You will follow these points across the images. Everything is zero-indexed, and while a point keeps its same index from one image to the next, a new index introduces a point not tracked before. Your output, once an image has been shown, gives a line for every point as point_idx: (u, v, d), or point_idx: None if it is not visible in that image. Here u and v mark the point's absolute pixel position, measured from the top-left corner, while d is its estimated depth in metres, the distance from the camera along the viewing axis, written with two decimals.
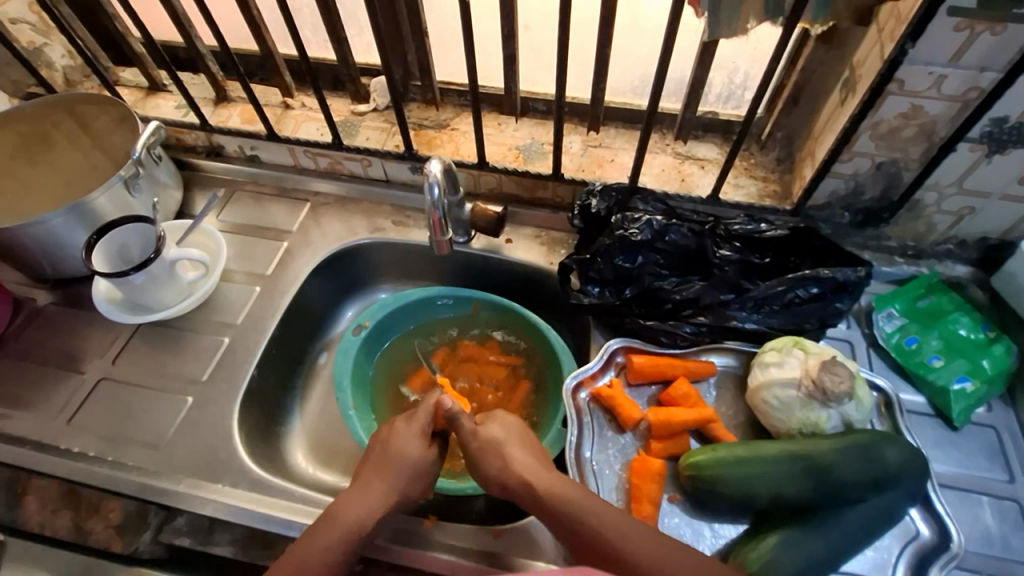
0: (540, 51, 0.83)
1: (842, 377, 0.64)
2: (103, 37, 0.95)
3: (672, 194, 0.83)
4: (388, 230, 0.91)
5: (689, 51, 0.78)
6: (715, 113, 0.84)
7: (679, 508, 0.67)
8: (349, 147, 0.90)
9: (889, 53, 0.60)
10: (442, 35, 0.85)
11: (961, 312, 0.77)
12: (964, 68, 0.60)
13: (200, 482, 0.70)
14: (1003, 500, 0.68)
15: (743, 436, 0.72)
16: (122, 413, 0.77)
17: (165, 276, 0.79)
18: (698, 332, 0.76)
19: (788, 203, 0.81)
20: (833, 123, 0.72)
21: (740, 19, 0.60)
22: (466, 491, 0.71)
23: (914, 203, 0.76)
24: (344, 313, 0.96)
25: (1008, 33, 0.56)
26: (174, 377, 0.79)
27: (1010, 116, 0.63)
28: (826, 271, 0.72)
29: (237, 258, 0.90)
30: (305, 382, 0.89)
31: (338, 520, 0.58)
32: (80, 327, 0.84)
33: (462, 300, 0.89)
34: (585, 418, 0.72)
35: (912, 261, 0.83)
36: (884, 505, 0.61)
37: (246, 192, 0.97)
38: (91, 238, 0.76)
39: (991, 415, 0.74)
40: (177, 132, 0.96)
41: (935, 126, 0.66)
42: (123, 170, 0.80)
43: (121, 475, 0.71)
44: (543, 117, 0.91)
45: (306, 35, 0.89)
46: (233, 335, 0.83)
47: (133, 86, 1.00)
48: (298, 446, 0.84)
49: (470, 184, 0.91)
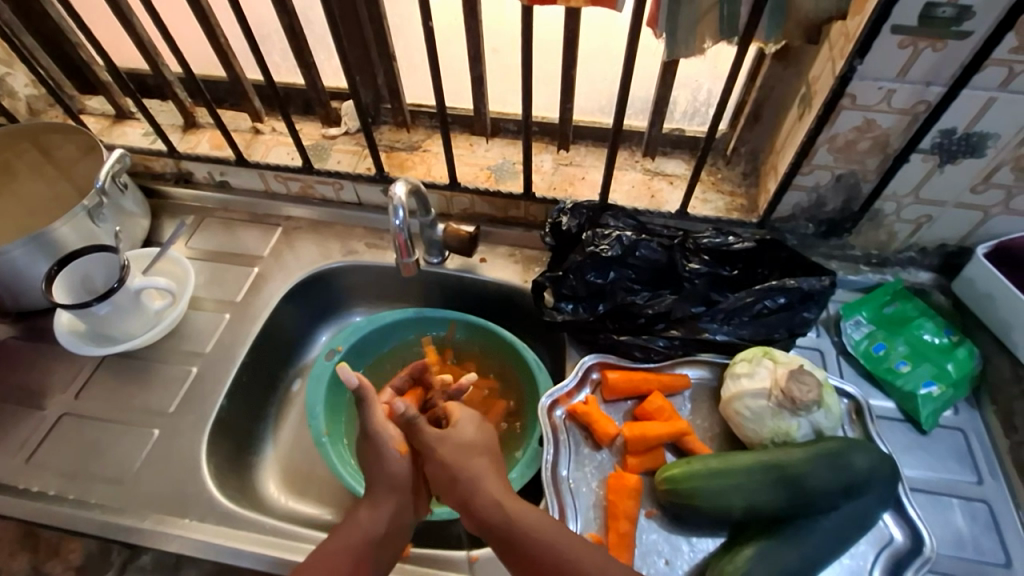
0: (507, 73, 0.84)
1: (809, 386, 0.65)
2: (69, 67, 0.95)
3: (642, 210, 0.84)
4: (361, 253, 0.91)
5: (650, 73, 0.80)
6: (681, 130, 0.86)
7: (657, 523, 0.67)
8: (319, 170, 0.90)
9: (840, 69, 0.63)
10: (410, 58, 0.86)
11: (925, 318, 0.79)
12: (911, 82, 0.63)
13: (166, 517, 0.68)
14: (973, 501, 0.69)
15: (719, 448, 0.72)
16: (85, 449, 0.74)
17: (130, 305, 0.77)
18: (671, 346, 0.76)
19: (754, 215, 0.83)
20: (793, 137, 0.74)
21: (696, 39, 0.62)
22: (441, 516, 0.70)
23: (874, 213, 0.78)
24: (318, 337, 0.95)
25: (949, 49, 0.59)
26: (140, 410, 0.77)
27: (958, 127, 0.65)
28: (792, 281, 0.73)
29: (206, 285, 0.89)
30: (279, 409, 0.88)
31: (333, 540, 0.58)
32: (42, 361, 0.82)
33: (436, 322, 0.89)
34: (561, 436, 0.72)
35: (876, 270, 0.85)
36: (857, 512, 0.61)
37: (217, 219, 0.96)
38: (52, 269, 0.75)
39: (958, 418, 0.75)
40: (145, 159, 0.96)
41: (888, 138, 0.69)
42: (86, 200, 0.78)
43: (83, 514, 0.68)
44: (513, 137, 0.92)
45: (275, 61, 0.90)
46: (202, 364, 0.81)
47: (100, 114, 0.99)
48: (272, 475, 0.82)
49: (443, 205, 0.92)
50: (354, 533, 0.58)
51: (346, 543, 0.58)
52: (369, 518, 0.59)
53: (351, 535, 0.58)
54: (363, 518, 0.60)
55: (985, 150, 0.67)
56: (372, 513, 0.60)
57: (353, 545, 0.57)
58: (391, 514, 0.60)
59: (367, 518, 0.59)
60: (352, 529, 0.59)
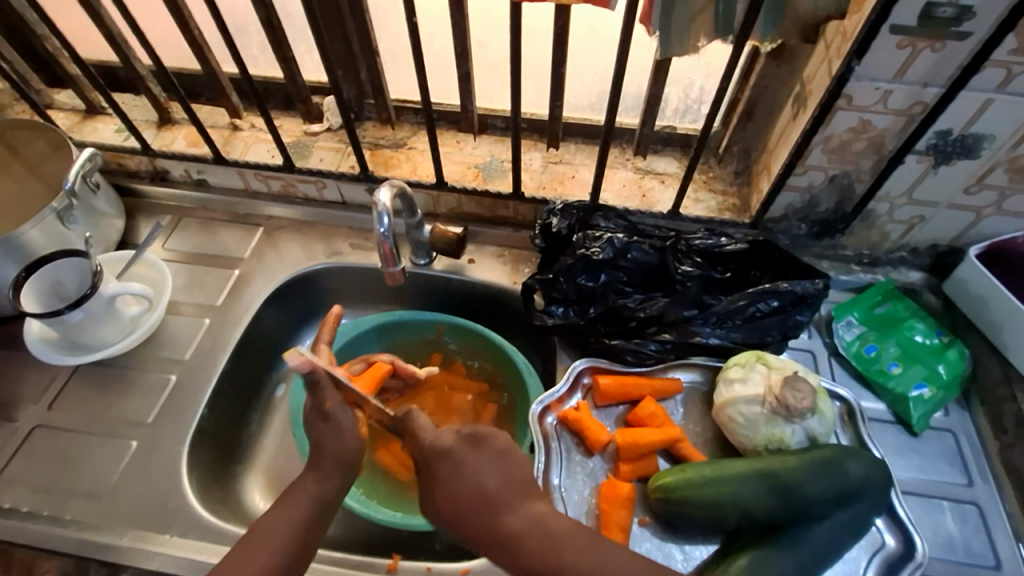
0: (494, 67, 0.82)
1: (804, 393, 0.64)
2: (34, 58, 0.90)
3: (633, 210, 0.83)
4: (346, 254, 0.89)
5: (643, 69, 0.78)
6: (673, 127, 0.84)
7: (650, 531, 0.66)
8: (301, 169, 0.87)
9: (837, 69, 0.61)
10: (394, 52, 0.83)
11: (916, 318, 0.78)
12: (908, 83, 0.61)
13: (146, 533, 0.66)
14: (963, 504, 0.69)
15: (711, 454, 0.71)
16: (60, 462, 0.72)
17: (104, 312, 0.74)
18: (663, 349, 0.75)
19: (747, 215, 0.82)
20: (787, 137, 0.72)
21: (690, 37, 0.60)
22: (432, 526, 0.69)
23: (867, 214, 0.77)
24: (302, 341, 0.92)
25: (948, 50, 0.58)
26: (117, 421, 0.75)
27: (953, 128, 0.64)
28: (785, 284, 0.73)
29: (185, 288, 0.86)
30: (262, 416, 0.85)
31: (294, 499, 0.56)
32: (12, 370, 0.78)
33: (425, 324, 0.87)
34: (552, 443, 0.70)
35: (868, 269, 0.84)
36: (850, 520, 0.61)
37: (195, 218, 0.93)
38: (19, 275, 0.71)
39: (949, 420, 0.75)
40: (118, 157, 0.92)
41: (884, 139, 0.67)
42: (55, 202, 0.75)
43: (58, 532, 0.66)
44: (502, 134, 0.90)
45: (253, 54, 0.86)
46: (181, 371, 0.78)
47: (69, 109, 0.95)
48: (256, 485, 0.80)
49: (430, 205, 0.89)
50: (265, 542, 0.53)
51: (257, 558, 0.52)
52: (282, 519, 0.54)
53: (263, 544, 0.53)
54: (273, 523, 0.54)
55: (980, 151, 0.66)
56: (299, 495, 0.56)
57: (273, 546, 0.53)
58: (309, 509, 0.55)
59: (273, 525, 0.54)
60: (263, 534, 0.54)
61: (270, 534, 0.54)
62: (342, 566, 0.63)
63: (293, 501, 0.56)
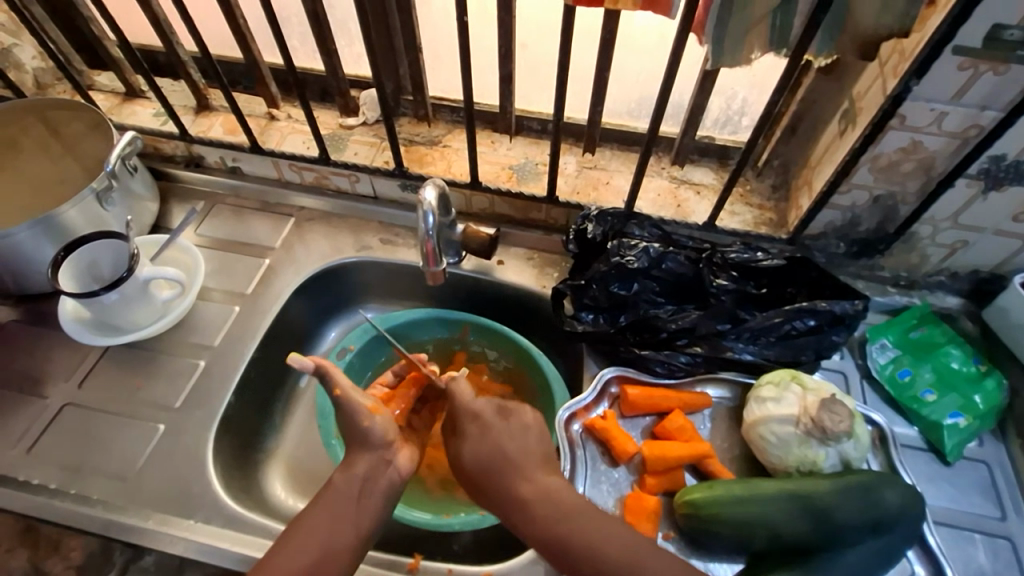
0: (536, 69, 0.81)
1: (841, 416, 0.63)
2: (78, 40, 0.91)
3: (667, 219, 0.82)
4: (375, 249, 0.88)
5: (689, 76, 0.76)
6: (711, 138, 0.83)
7: (674, 546, 0.65)
8: (336, 162, 0.87)
9: (892, 88, 0.60)
10: (436, 49, 0.82)
11: (953, 344, 0.76)
12: (966, 106, 0.60)
13: (170, 517, 0.66)
14: (996, 538, 0.68)
15: (738, 471, 0.71)
16: (87, 442, 0.72)
17: (138, 295, 0.74)
18: (693, 362, 0.74)
19: (783, 231, 0.80)
20: (831, 154, 0.71)
21: (744, 49, 0.59)
22: (452, 527, 0.68)
23: (909, 236, 0.75)
24: (326, 334, 0.92)
25: (1011, 73, 0.56)
26: (145, 404, 0.75)
27: (1008, 153, 0.63)
28: (823, 303, 0.71)
29: (215, 274, 0.86)
30: (286, 406, 0.85)
31: (334, 494, 0.58)
32: (44, 347, 0.79)
33: (451, 324, 0.86)
34: (578, 451, 0.70)
35: (904, 292, 0.82)
36: (882, 548, 0.59)
37: (227, 205, 0.93)
38: (58, 255, 0.72)
39: (982, 450, 0.73)
40: (154, 141, 0.93)
41: (933, 161, 0.66)
42: (96, 182, 0.75)
43: (85, 510, 0.67)
44: (537, 136, 0.89)
45: (294, 45, 0.86)
46: (210, 357, 0.79)
47: (108, 91, 0.96)
48: (278, 474, 0.80)
49: (463, 204, 0.89)
50: (302, 544, 0.54)
51: (305, 542, 0.54)
52: (328, 511, 0.56)
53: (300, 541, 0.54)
54: (308, 526, 0.55)
55: None
56: (338, 495, 0.57)
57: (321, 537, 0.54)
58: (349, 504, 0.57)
59: (324, 514, 0.56)
60: (316, 522, 0.55)
61: (318, 524, 0.55)
62: (363, 562, 0.63)
63: (327, 500, 0.57)
